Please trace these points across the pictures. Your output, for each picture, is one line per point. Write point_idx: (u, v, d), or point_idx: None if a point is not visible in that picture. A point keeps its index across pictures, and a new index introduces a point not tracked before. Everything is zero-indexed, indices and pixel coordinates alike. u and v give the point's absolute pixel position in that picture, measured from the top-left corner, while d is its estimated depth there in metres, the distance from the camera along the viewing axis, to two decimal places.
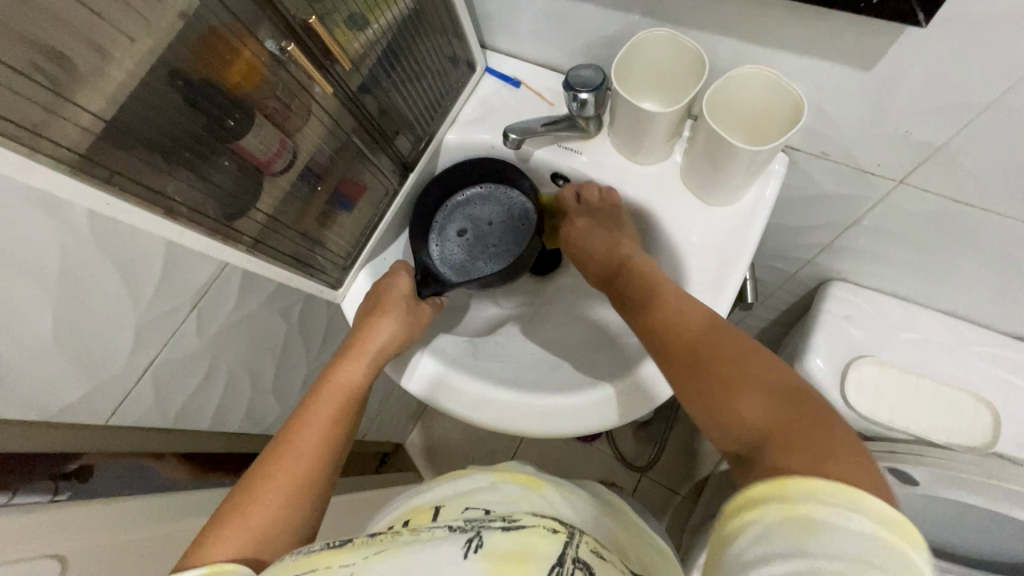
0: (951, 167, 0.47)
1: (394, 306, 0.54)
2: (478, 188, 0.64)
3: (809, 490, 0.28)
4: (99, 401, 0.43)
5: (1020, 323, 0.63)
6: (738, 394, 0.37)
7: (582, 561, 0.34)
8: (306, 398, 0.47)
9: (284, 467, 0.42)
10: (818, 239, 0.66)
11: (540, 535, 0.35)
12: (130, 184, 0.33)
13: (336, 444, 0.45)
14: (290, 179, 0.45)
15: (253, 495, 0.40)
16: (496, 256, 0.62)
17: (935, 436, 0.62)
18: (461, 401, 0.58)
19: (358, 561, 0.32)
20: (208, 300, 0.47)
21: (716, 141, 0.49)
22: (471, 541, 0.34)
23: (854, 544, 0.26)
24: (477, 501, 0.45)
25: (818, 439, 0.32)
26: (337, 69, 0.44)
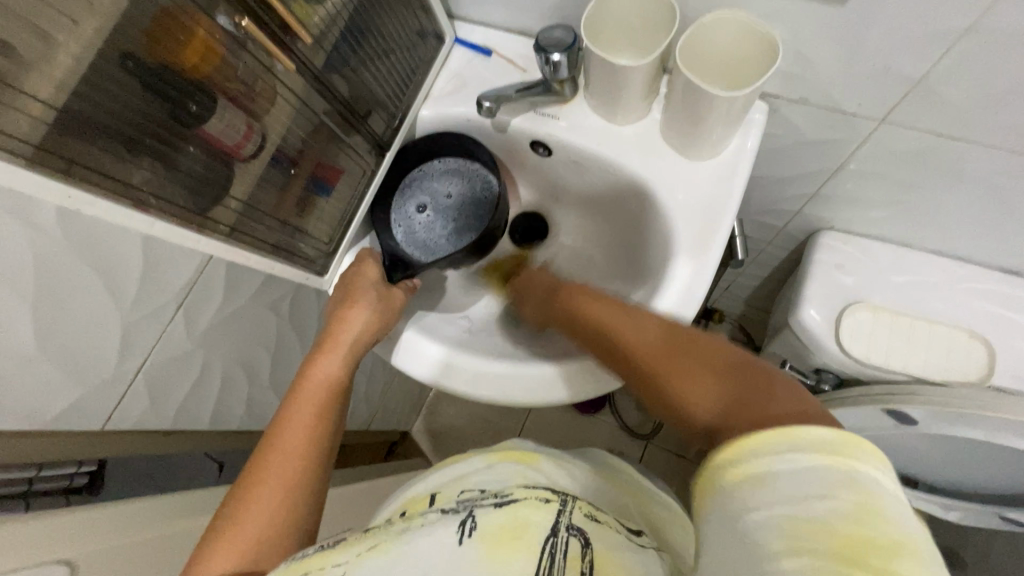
0: (932, 100, 0.49)
1: (365, 296, 0.58)
2: (437, 163, 0.66)
3: (757, 445, 0.29)
4: (87, 403, 0.53)
5: (1009, 257, 0.64)
6: (688, 381, 0.39)
7: (577, 528, 0.37)
8: (289, 395, 0.51)
9: (279, 462, 0.46)
10: (805, 189, 0.69)
11: (533, 507, 0.37)
12: (91, 174, 0.34)
13: (322, 431, 0.49)
14: (261, 164, 0.47)
15: (243, 507, 0.43)
16: (459, 229, 0.65)
17: (931, 373, 0.63)
18: (463, 380, 0.60)
19: (348, 561, 0.35)
20: (190, 299, 0.59)
21: (692, 91, 0.48)
22: (463, 525, 0.36)
23: (796, 482, 0.27)
24: (472, 483, 0.48)
25: (762, 407, 0.33)
26: (299, 45, 0.45)
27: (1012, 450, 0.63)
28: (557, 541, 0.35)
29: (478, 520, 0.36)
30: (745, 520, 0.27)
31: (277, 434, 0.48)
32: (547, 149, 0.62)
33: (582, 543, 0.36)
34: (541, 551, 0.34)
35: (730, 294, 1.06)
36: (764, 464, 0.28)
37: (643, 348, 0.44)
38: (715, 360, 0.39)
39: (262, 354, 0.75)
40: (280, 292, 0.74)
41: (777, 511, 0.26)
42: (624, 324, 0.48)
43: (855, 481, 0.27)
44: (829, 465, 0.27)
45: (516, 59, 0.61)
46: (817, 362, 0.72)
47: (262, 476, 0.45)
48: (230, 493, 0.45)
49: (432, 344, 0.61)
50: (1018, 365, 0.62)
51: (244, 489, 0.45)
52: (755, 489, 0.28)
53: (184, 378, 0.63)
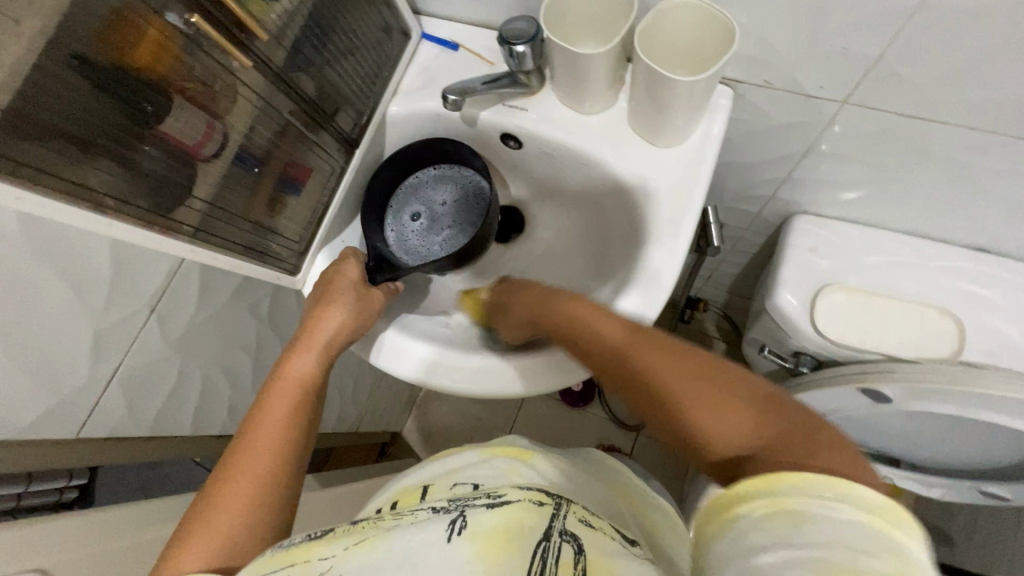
0: (891, 79, 0.49)
1: (343, 295, 0.57)
2: (433, 169, 0.67)
3: (797, 485, 0.28)
4: (60, 411, 0.52)
5: (977, 234, 0.65)
6: (714, 408, 0.36)
7: (570, 533, 0.36)
8: (262, 393, 0.51)
9: (251, 460, 0.46)
10: (776, 173, 0.69)
11: (526, 510, 0.37)
12: (47, 177, 0.34)
13: (295, 430, 0.49)
14: (224, 165, 0.47)
15: (215, 504, 0.43)
16: (449, 238, 0.65)
17: (904, 351, 0.64)
18: (454, 379, 0.59)
19: (335, 554, 0.35)
20: (164, 304, 0.58)
21: (654, 79, 0.48)
22: (452, 524, 0.36)
23: (841, 533, 0.26)
24: (464, 476, 0.48)
25: (802, 444, 0.32)
26: (256, 42, 0.45)
27: (986, 424, 0.63)
28: (549, 546, 0.35)
29: (468, 520, 0.36)
30: (767, 558, 0.26)
31: (250, 431, 0.48)
32: (517, 141, 0.62)
33: (575, 549, 0.35)
34: (532, 554, 0.34)
35: (713, 282, 1.07)
36: (803, 505, 0.28)
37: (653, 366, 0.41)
38: (738, 385, 0.37)
39: (242, 358, 0.75)
40: (258, 294, 0.73)
41: (809, 550, 0.26)
42: (629, 339, 0.44)
43: (899, 549, 0.26)
44: (869, 522, 0.27)
45: (482, 52, 0.61)
46: (795, 345, 0.73)
47: (234, 475, 0.45)
48: (202, 492, 0.45)
49: (417, 344, 0.61)
50: (989, 340, 0.63)
51: (217, 485, 0.45)
52: (790, 526, 0.27)
53: (162, 384, 0.63)
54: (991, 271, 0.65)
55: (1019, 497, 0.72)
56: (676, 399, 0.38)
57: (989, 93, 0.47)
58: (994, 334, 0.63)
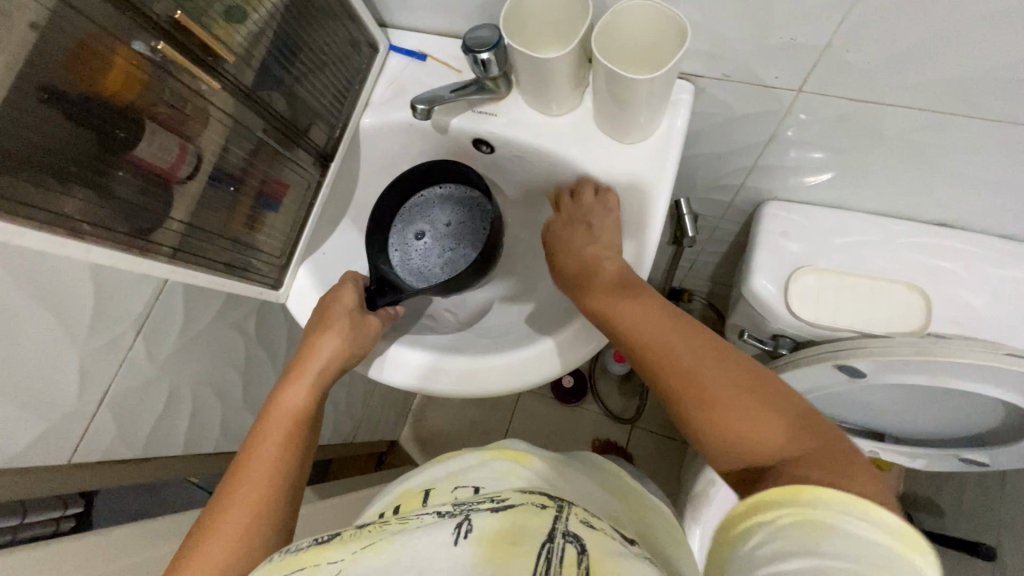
0: (840, 66, 0.51)
1: (336, 323, 0.57)
2: (438, 188, 0.69)
3: (823, 499, 0.31)
4: (52, 437, 0.53)
5: (938, 209, 0.67)
6: (751, 416, 0.39)
7: (574, 534, 0.37)
8: (257, 426, 0.52)
9: (245, 492, 0.46)
10: (744, 162, 0.71)
11: (530, 513, 0.38)
12: (23, 208, 0.35)
13: (289, 460, 0.50)
14: (200, 186, 0.48)
15: (211, 531, 0.44)
16: (452, 259, 0.67)
17: (876, 327, 0.66)
18: (451, 383, 0.60)
19: (345, 558, 0.35)
20: (150, 325, 0.59)
21: (612, 78, 0.49)
22: (459, 527, 0.37)
23: (862, 547, 0.29)
24: (466, 479, 0.50)
25: (832, 459, 0.35)
26: (221, 63, 0.46)
27: (959, 393, 0.65)
28: (554, 546, 0.35)
29: (474, 522, 0.37)
30: (784, 565, 0.30)
31: (244, 464, 0.49)
32: (489, 146, 0.64)
33: (578, 549, 0.35)
34: (538, 555, 0.34)
35: (695, 272, 1.09)
36: (826, 517, 0.31)
37: (694, 368, 0.42)
38: (777, 398, 0.39)
39: (232, 375, 0.76)
40: (244, 311, 0.74)
41: (827, 561, 0.29)
42: (671, 342, 0.45)
43: (915, 568, 0.29)
44: (888, 542, 0.30)
45: (450, 60, 0.63)
46: (773, 328, 0.75)
47: (228, 507, 0.45)
48: (201, 517, 0.46)
49: (411, 350, 0.62)
50: (955, 311, 0.65)
51: (212, 516, 0.45)
52: (814, 535, 0.30)
53: (152, 405, 0.63)
54: (955, 244, 0.67)
55: (997, 462, 0.74)
56: (717, 403, 0.40)
57: (933, 74, 0.49)
58: (961, 305, 0.65)
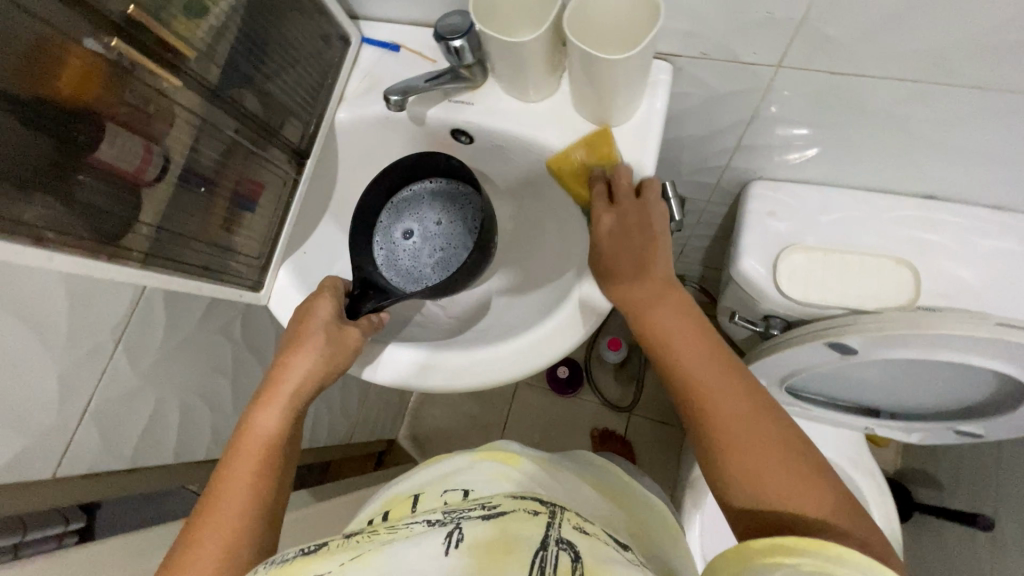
0: (817, 39, 0.50)
1: (312, 337, 0.55)
2: (427, 184, 0.67)
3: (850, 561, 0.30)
4: (36, 451, 0.52)
5: (924, 182, 0.67)
6: (788, 479, 0.38)
7: (567, 540, 0.36)
8: (227, 454, 0.49)
9: (220, 524, 0.44)
10: (727, 143, 0.70)
11: (521, 520, 0.37)
12: None
13: (266, 486, 0.48)
14: (167, 188, 0.47)
15: (183, 564, 0.42)
16: (443, 259, 0.66)
17: (865, 304, 0.65)
18: (445, 380, 0.59)
19: (332, 569, 0.33)
20: (130, 335, 0.58)
21: (587, 58, 0.48)
22: (450, 537, 0.35)
23: None
24: (455, 482, 0.49)
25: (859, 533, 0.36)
26: (182, 59, 0.46)
27: (951, 366, 0.65)
28: (547, 555, 0.34)
29: (466, 531, 0.35)
30: None
31: (216, 496, 0.46)
32: (469, 137, 0.63)
33: (572, 557, 0.34)
34: (531, 564, 0.33)
35: (686, 256, 1.08)
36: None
37: (733, 420, 0.40)
38: (812, 464, 0.39)
39: (220, 381, 0.75)
40: (229, 315, 0.73)
41: None
42: (715, 385, 0.42)
43: None
44: None
45: (423, 50, 0.62)
46: (764, 309, 0.74)
47: (203, 540, 0.43)
48: (172, 549, 0.44)
49: (403, 348, 0.61)
50: (944, 283, 0.65)
51: (181, 549, 0.43)
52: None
53: (139, 414, 0.62)
54: (942, 216, 0.67)
55: (991, 432, 0.74)
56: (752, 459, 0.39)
57: (913, 43, 0.48)
58: (950, 277, 0.65)
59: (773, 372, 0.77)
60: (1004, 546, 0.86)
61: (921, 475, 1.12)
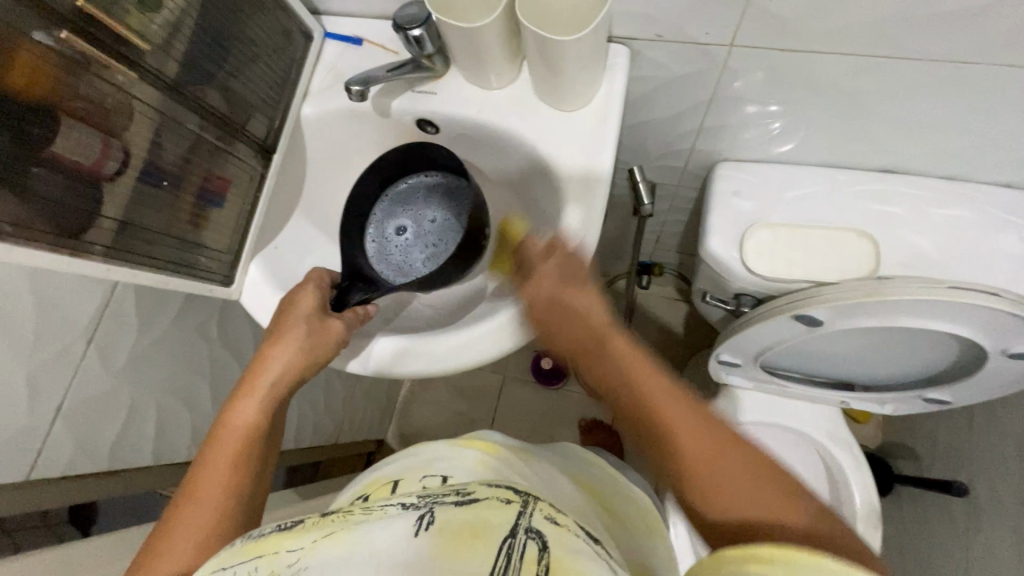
0: (765, 17, 0.52)
1: (293, 328, 0.55)
2: (423, 178, 0.68)
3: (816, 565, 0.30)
4: (8, 453, 0.52)
5: (880, 155, 0.69)
6: (766, 493, 0.39)
7: (536, 530, 0.33)
8: (206, 445, 0.49)
9: (195, 512, 0.44)
10: (690, 125, 0.72)
11: (493, 509, 0.35)
12: None
13: (241, 477, 0.48)
14: (129, 182, 0.48)
15: (157, 553, 0.42)
16: (433, 256, 0.67)
17: (829, 277, 0.67)
18: (424, 365, 0.60)
19: (304, 546, 0.33)
20: (101, 335, 0.58)
21: (543, 41, 0.49)
22: (421, 519, 0.34)
23: None
24: (436, 469, 0.50)
25: (830, 529, 0.38)
26: (139, 54, 0.46)
27: (914, 332, 0.67)
28: (514, 542, 0.32)
29: (436, 514, 0.34)
30: None
31: (192, 487, 0.46)
32: (435, 127, 0.64)
33: (540, 546, 0.33)
34: (497, 552, 0.32)
35: (661, 241, 1.10)
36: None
37: (699, 447, 0.41)
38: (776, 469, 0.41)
39: (198, 381, 0.74)
40: (204, 315, 0.73)
41: None
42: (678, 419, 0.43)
43: None
44: None
45: (386, 43, 0.62)
46: (733, 287, 0.76)
47: (178, 526, 0.43)
48: (149, 539, 0.44)
49: (385, 337, 0.61)
50: (902, 252, 0.67)
51: (156, 538, 0.43)
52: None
53: (113, 416, 0.62)
54: (899, 189, 0.69)
55: (957, 398, 0.77)
56: (730, 484, 0.40)
57: (854, 17, 0.50)
58: (908, 247, 0.67)
59: (746, 349, 0.78)
60: (978, 510, 0.89)
61: (899, 447, 1.15)
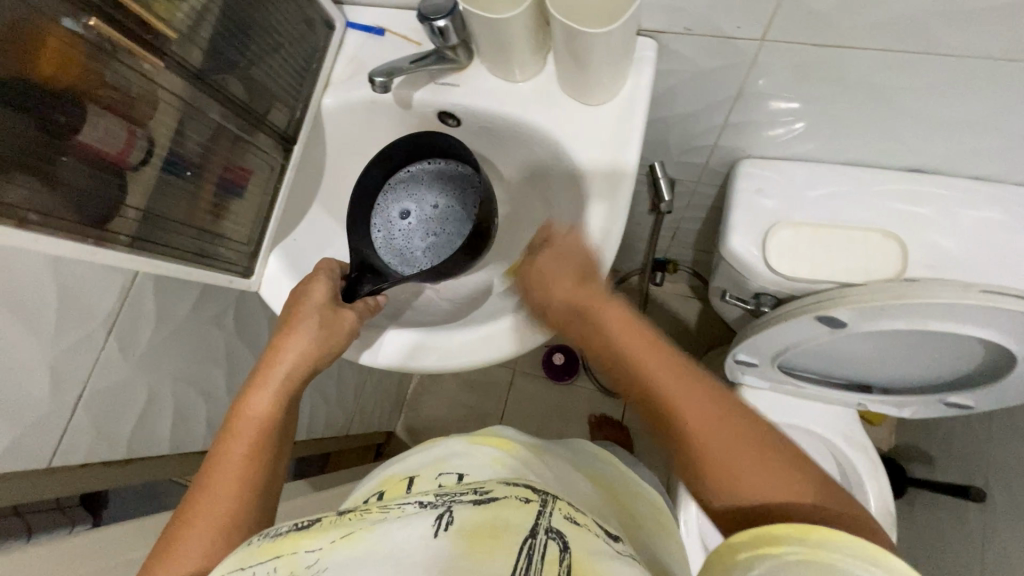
0: (799, 11, 0.51)
1: (306, 319, 0.55)
2: (426, 165, 0.66)
3: (833, 541, 0.30)
4: (32, 440, 0.52)
5: (910, 153, 0.67)
6: (767, 469, 0.38)
7: (557, 530, 0.34)
8: (220, 437, 0.49)
9: (212, 501, 0.45)
10: (714, 121, 0.71)
11: (512, 508, 0.35)
12: None
13: (258, 468, 0.48)
14: (153, 173, 0.47)
15: (177, 542, 0.42)
16: (437, 243, 0.65)
17: (853, 278, 0.66)
18: (437, 360, 0.59)
19: (321, 547, 0.33)
20: (122, 325, 0.58)
21: (572, 35, 0.48)
22: (439, 519, 0.33)
23: None
24: (450, 466, 0.49)
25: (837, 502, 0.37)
26: (164, 42, 0.46)
27: (939, 335, 0.66)
28: (535, 543, 0.32)
29: (455, 514, 0.34)
30: None
31: (209, 477, 0.46)
32: (456, 119, 0.63)
33: (560, 546, 0.33)
34: (519, 551, 0.32)
35: (678, 238, 1.08)
36: (832, 560, 0.30)
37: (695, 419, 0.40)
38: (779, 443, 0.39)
39: (215, 371, 0.75)
40: (221, 305, 0.73)
41: None
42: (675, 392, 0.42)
43: None
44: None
45: (409, 33, 0.61)
46: (754, 286, 0.75)
47: (196, 516, 0.43)
48: (167, 529, 0.44)
49: (397, 331, 0.61)
50: (930, 254, 0.65)
51: (176, 528, 0.43)
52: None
53: (132, 405, 0.62)
54: (928, 189, 0.68)
55: (979, 403, 0.76)
56: (730, 459, 0.38)
57: (891, 12, 0.49)
58: (935, 248, 0.65)
59: (764, 349, 0.77)
60: (995, 517, 0.88)
61: (914, 450, 1.14)
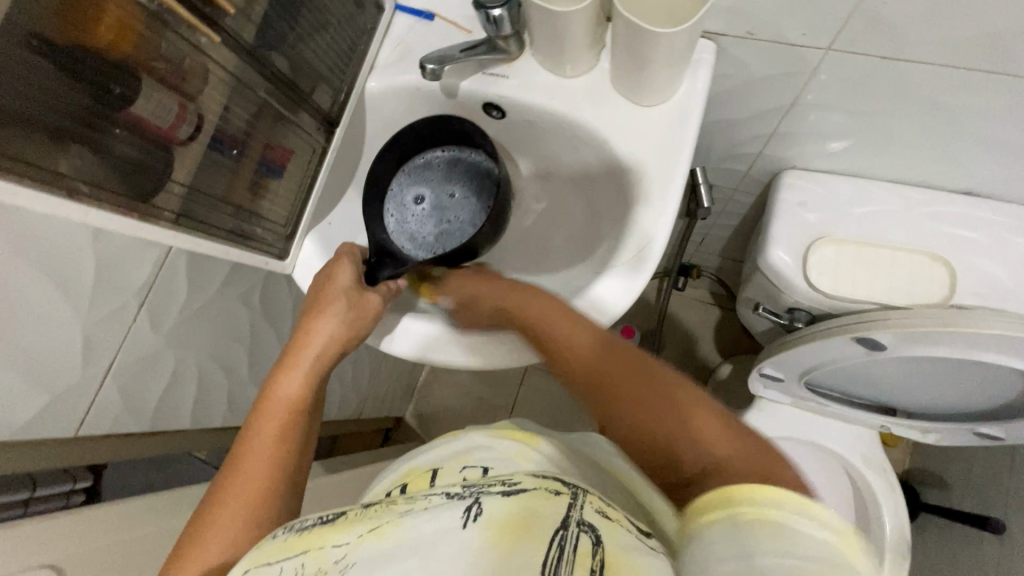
0: (870, 22, 0.49)
1: (334, 302, 0.55)
2: (439, 152, 0.66)
3: (775, 499, 0.31)
4: (60, 408, 0.52)
5: (965, 176, 0.65)
6: (679, 424, 0.41)
7: (588, 522, 0.32)
8: (250, 419, 0.49)
9: (241, 483, 0.44)
10: (763, 130, 0.69)
11: (542, 500, 0.33)
12: (31, 169, 0.35)
13: (288, 451, 0.47)
14: (200, 148, 0.47)
15: (208, 523, 0.42)
16: (449, 231, 0.65)
17: (896, 300, 0.64)
18: (456, 354, 0.58)
19: (350, 542, 0.32)
20: (154, 297, 0.58)
21: (636, 33, 0.46)
22: (468, 510, 0.32)
23: (811, 547, 0.29)
24: (474, 458, 0.48)
25: (753, 453, 0.37)
26: (221, 15, 0.45)
27: (980, 366, 0.64)
28: (567, 534, 0.31)
29: (485, 505, 0.33)
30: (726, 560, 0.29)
31: (239, 459, 0.46)
32: (501, 111, 0.62)
33: (593, 539, 0.31)
34: (548, 543, 0.30)
35: (707, 245, 1.06)
36: (774, 515, 0.31)
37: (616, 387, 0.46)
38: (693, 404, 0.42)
39: (238, 349, 0.74)
40: (249, 284, 0.72)
41: (774, 556, 0.28)
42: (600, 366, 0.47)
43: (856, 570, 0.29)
44: (836, 543, 0.29)
45: (460, 20, 0.60)
46: (789, 300, 0.73)
47: (227, 497, 0.43)
48: (198, 510, 0.43)
49: (418, 320, 0.59)
50: (979, 281, 0.63)
51: (207, 509, 0.43)
52: (766, 532, 0.30)
53: (157, 378, 0.62)
54: (981, 214, 0.65)
55: (1011, 436, 0.74)
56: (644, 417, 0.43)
57: (968, 31, 0.47)
58: (985, 276, 0.63)
59: (793, 365, 0.76)
60: (1013, 552, 0.86)
61: (931, 477, 1.12)
